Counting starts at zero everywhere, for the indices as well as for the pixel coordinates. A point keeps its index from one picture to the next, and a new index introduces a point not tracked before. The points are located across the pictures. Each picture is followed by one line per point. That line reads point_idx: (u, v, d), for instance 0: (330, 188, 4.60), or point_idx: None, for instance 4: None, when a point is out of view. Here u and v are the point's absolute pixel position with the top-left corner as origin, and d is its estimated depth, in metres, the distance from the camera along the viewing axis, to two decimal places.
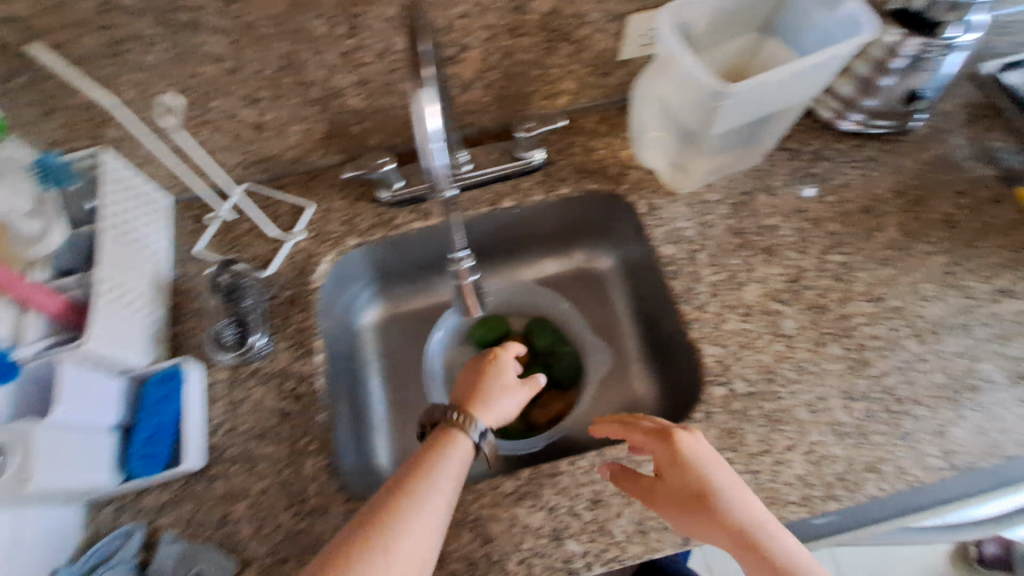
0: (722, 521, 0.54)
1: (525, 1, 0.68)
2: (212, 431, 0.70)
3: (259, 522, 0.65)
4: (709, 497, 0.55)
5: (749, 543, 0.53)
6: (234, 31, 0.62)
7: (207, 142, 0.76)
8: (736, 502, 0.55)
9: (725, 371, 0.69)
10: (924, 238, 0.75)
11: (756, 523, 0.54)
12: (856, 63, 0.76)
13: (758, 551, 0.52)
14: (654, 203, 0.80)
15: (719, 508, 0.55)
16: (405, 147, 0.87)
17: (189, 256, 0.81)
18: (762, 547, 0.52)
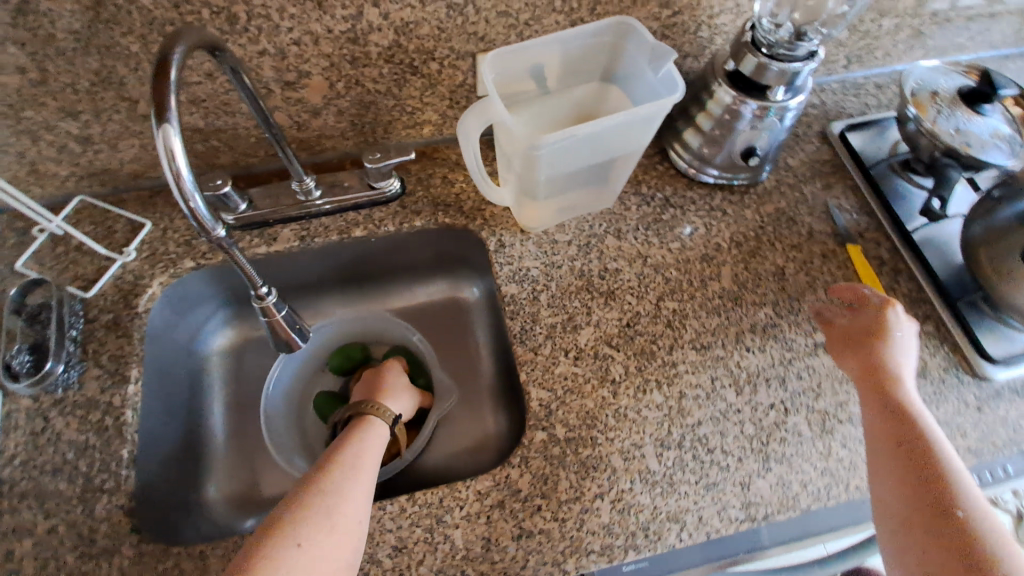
0: (867, 363, 0.65)
1: (362, 33, 0.68)
2: (4, 462, 0.65)
3: (39, 565, 0.60)
4: (879, 343, 0.66)
5: (874, 384, 0.63)
6: (32, 43, 0.60)
7: (28, 153, 0.72)
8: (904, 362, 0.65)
9: (547, 415, 0.68)
10: (754, 289, 0.78)
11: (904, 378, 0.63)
12: (701, 119, 0.79)
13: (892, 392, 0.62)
14: (505, 240, 0.80)
15: (875, 352, 0.65)
16: (260, 168, 0.85)
17: (7, 270, 0.76)
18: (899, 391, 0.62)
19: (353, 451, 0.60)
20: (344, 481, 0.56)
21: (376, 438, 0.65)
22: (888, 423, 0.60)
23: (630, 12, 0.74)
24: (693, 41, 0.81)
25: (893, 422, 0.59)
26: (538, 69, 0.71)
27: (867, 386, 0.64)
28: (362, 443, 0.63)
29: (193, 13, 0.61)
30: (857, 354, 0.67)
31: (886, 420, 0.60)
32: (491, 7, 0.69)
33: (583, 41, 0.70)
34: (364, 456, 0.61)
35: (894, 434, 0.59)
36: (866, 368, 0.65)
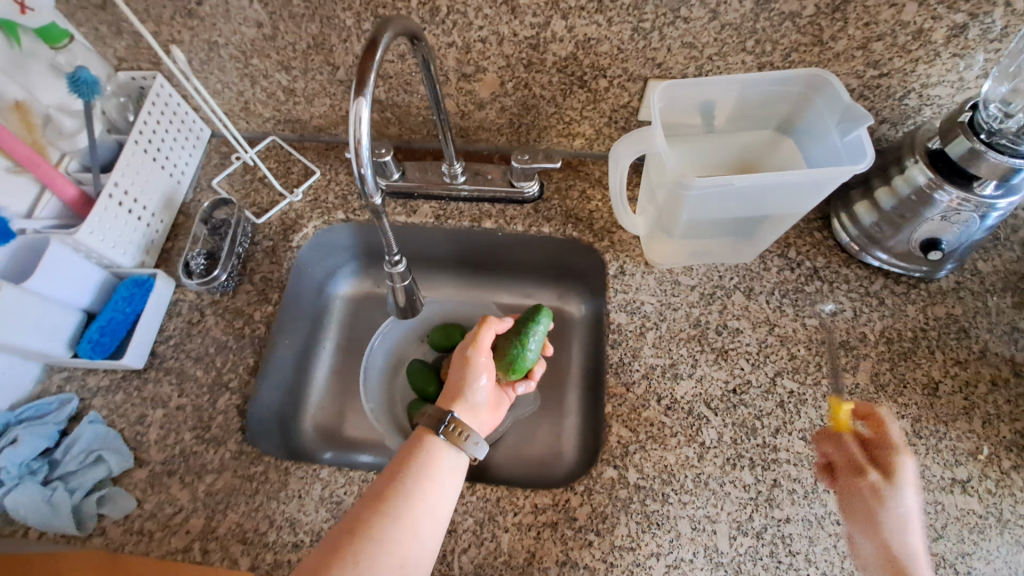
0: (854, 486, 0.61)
1: (543, 40, 0.70)
2: (163, 339, 0.78)
3: (165, 432, 0.71)
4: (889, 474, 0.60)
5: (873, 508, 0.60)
6: (273, 4, 0.71)
7: (245, 93, 0.85)
8: (897, 494, 0.58)
9: (624, 455, 0.66)
10: (893, 396, 0.69)
11: (901, 512, 0.58)
12: (881, 194, 0.71)
13: (873, 529, 0.58)
14: (626, 267, 0.78)
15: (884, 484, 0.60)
16: (420, 145, 0.91)
17: (205, 185, 0.90)
18: (878, 526, 0.58)
19: (407, 495, 0.57)
20: (392, 536, 0.55)
21: (433, 470, 0.60)
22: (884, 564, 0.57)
23: (828, 65, 0.68)
24: (897, 107, 0.72)
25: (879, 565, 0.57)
26: (712, 103, 0.68)
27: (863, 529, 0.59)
28: (420, 479, 0.58)
29: (403, 2, 0.68)
30: (844, 489, 0.62)
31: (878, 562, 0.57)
32: (677, 36, 0.67)
33: (768, 86, 0.66)
34: (418, 499, 0.57)
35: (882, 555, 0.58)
36: (854, 513, 0.60)
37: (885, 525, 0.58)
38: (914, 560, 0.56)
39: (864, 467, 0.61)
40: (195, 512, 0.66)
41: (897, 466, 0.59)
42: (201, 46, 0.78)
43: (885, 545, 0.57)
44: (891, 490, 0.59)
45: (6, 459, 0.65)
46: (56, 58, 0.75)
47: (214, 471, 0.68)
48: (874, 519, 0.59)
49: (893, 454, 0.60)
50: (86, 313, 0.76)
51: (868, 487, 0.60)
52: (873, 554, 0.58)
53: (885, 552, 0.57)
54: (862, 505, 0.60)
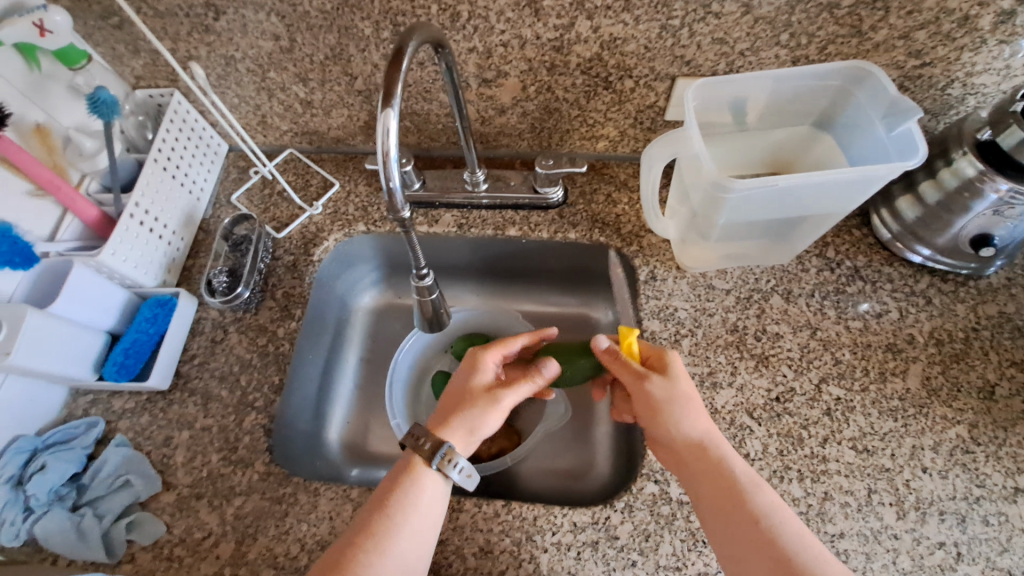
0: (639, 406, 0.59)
1: (566, 42, 0.68)
2: (187, 359, 0.76)
3: (192, 454, 0.70)
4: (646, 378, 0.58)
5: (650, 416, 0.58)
6: (289, 16, 0.70)
7: (263, 106, 0.84)
8: (670, 386, 0.58)
9: (665, 470, 0.63)
10: (947, 401, 0.65)
11: (681, 401, 0.57)
12: (925, 187, 0.67)
13: (675, 427, 0.56)
14: (658, 272, 0.76)
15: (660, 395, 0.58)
16: (439, 152, 0.90)
17: (224, 201, 0.89)
18: (677, 422, 0.57)
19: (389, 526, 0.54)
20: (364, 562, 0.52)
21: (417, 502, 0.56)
22: (691, 462, 0.55)
23: (867, 57, 0.66)
24: (938, 98, 0.69)
25: (692, 462, 0.55)
26: (746, 100, 0.65)
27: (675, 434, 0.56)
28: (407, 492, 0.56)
29: (423, 9, 0.66)
30: (638, 403, 0.59)
31: (692, 459, 0.55)
32: (708, 32, 0.65)
33: (807, 80, 0.63)
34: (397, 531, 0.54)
35: (699, 454, 0.55)
36: (654, 421, 0.58)
37: (678, 417, 0.56)
38: (718, 447, 0.55)
39: (642, 372, 0.59)
40: (225, 536, 0.64)
41: (669, 363, 0.60)
42: (217, 62, 0.78)
43: (687, 437, 0.56)
44: (669, 386, 0.58)
45: (35, 487, 0.64)
46: (75, 80, 0.74)
47: (243, 493, 0.67)
48: (670, 418, 0.57)
49: (664, 354, 0.61)
50: (110, 335, 0.75)
51: (650, 391, 0.58)
52: (683, 454, 0.56)
53: (688, 443, 0.56)
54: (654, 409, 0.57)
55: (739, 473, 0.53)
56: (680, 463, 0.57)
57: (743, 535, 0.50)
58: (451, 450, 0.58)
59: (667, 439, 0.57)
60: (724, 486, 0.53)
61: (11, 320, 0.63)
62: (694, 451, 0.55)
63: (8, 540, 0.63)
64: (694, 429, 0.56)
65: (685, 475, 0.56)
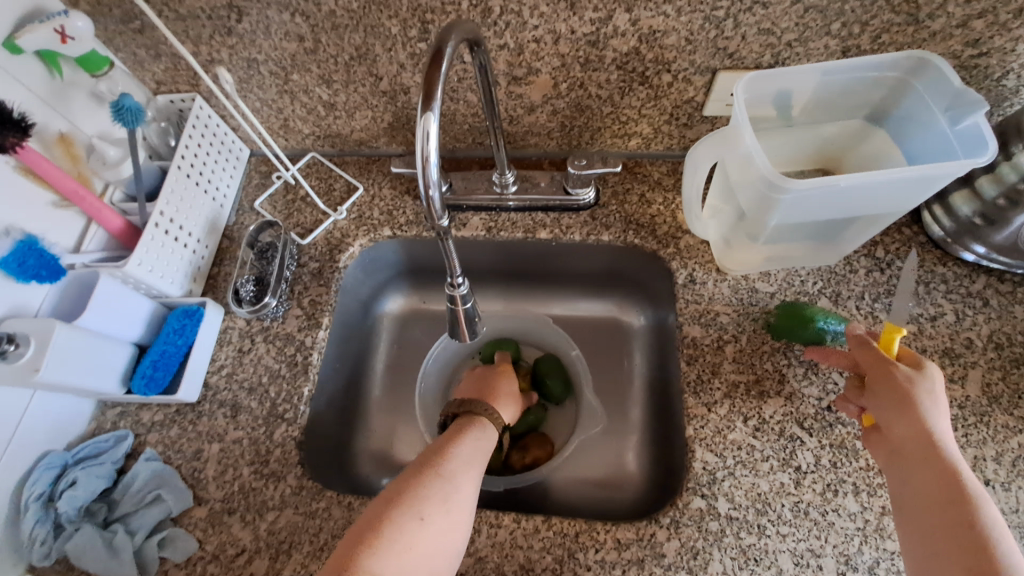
0: (871, 387, 0.53)
1: (603, 36, 0.65)
2: (214, 370, 0.75)
3: (223, 468, 0.68)
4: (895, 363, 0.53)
5: (885, 399, 0.52)
6: (314, 16, 0.68)
7: (285, 110, 0.82)
8: (920, 377, 0.52)
9: (712, 483, 0.61)
10: (1009, 408, 0.62)
11: (930, 397, 0.51)
12: (983, 181, 0.63)
13: (911, 415, 0.50)
14: (697, 275, 0.73)
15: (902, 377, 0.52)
16: (465, 153, 0.87)
17: (247, 207, 0.87)
18: (914, 409, 0.51)
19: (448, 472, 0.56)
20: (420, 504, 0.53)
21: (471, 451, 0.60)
22: (915, 454, 0.50)
23: (922, 47, 0.62)
24: (994, 89, 0.65)
25: (917, 453, 0.49)
26: (793, 94, 0.62)
27: (908, 422, 0.50)
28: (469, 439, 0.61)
29: (453, 5, 0.64)
30: (873, 384, 0.53)
31: (918, 450, 0.49)
32: (754, 23, 0.61)
33: (860, 73, 0.60)
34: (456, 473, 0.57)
35: (928, 449, 0.49)
36: (891, 404, 0.52)
37: (920, 407, 0.50)
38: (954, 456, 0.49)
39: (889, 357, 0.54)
40: (259, 553, 0.63)
41: (924, 361, 0.53)
42: (239, 65, 0.76)
43: (918, 429, 0.50)
44: (916, 377, 0.52)
45: (65, 504, 0.64)
46: (98, 86, 0.73)
47: (275, 508, 0.65)
48: (909, 404, 0.51)
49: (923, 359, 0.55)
50: (137, 346, 0.74)
51: (898, 373, 0.52)
52: (908, 446, 0.50)
53: (919, 435, 0.50)
54: (895, 391, 0.52)
55: (972, 484, 0.47)
56: (895, 454, 0.51)
57: (957, 542, 0.44)
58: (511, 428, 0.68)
59: (894, 426, 0.51)
60: (951, 488, 0.47)
61: (38, 335, 0.61)
62: (924, 443, 0.49)
63: (40, 558, 0.63)
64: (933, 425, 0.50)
65: (899, 468, 0.50)
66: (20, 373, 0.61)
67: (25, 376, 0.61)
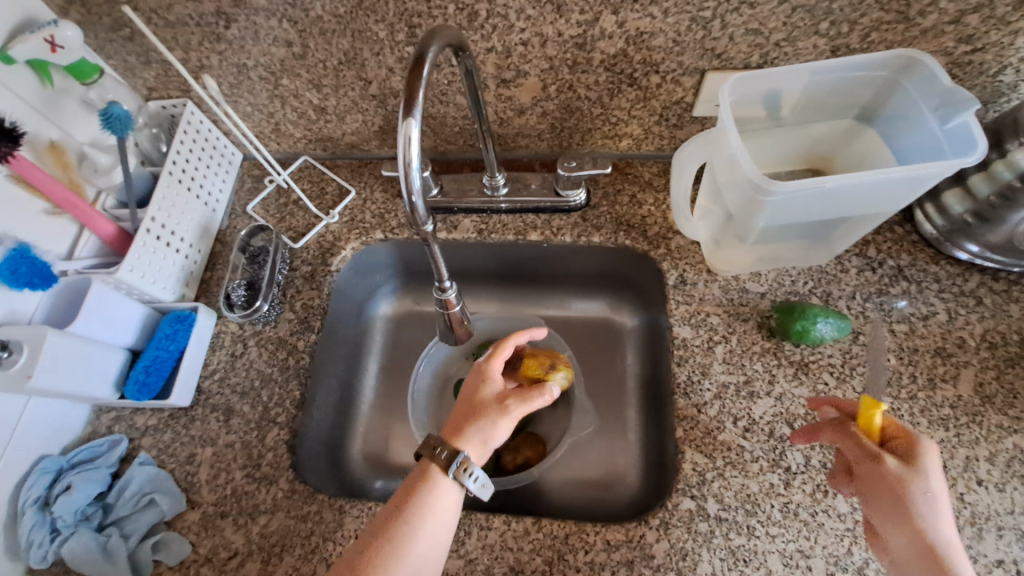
0: (866, 487, 0.50)
1: (590, 38, 0.65)
2: (207, 374, 0.75)
3: (215, 471, 0.69)
4: (885, 460, 0.49)
5: (881, 505, 0.49)
6: (302, 22, 0.68)
7: (276, 114, 0.82)
8: (915, 476, 0.48)
9: (701, 484, 0.61)
10: (1003, 408, 0.61)
11: (926, 500, 0.47)
12: (976, 180, 0.63)
13: (906, 524, 0.47)
14: (687, 276, 0.72)
15: (894, 479, 0.48)
16: (456, 156, 0.87)
17: (240, 211, 0.87)
18: (910, 517, 0.47)
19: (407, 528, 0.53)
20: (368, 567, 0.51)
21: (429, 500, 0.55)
22: (919, 569, 0.46)
23: (913, 44, 0.61)
24: (989, 85, 0.64)
25: (919, 568, 0.46)
26: (781, 94, 0.62)
27: (904, 533, 0.47)
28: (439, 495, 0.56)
29: (440, 9, 0.63)
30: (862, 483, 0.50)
31: (918, 565, 0.46)
32: (741, 23, 0.61)
33: (848, 72, 0.59)
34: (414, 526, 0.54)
35: (929, 564, 0.46)
36: (886, 510, 0.48)
37: (914, 515, 0.47)
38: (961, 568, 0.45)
39: (875, 450, 0.50)
40: (251, 556, 0.63)
41: (921, 449, 0.49)
42: (229, 70, 0.76)
43: (917, 541, 0.46)
44: (910, 476, 0.48)
45: (60, 509, 0.64)
46: (88, 94, 0.73)
47: (267, 511, 0.66)
48: (904, 512, 0.47)
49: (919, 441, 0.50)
50: (130, 351, 0.74)
51: (887, 474, 0.48)
52: (910, 561, 0.47)
53: (919, 548, 0.46)
54: (888, 496, 0.48)
55: None
56: (899, 565, 0.48)
57: None
58: (467, 459, 0.56)
59: (892, 534, 0.48)
60: None
61: (31, 341, 0.62)
62: (925, 557, 0.46)
63: (37, 561, 0.64)
64: (933, 534, 0.46)
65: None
66: (14, 380, 0.61)
67: (19, 383, 0.62)
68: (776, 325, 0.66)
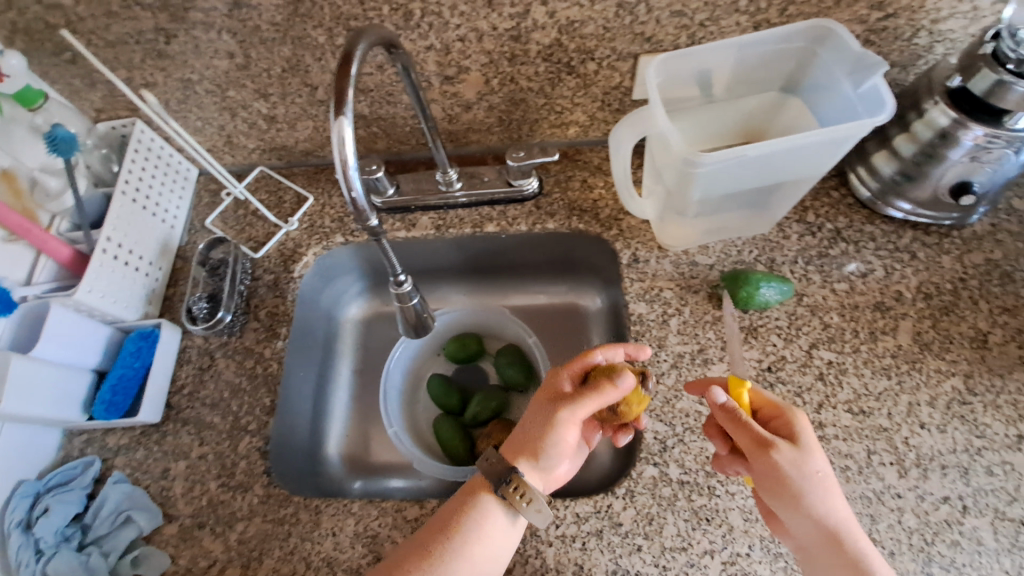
0: (762, 481, 0.52)
1: (524, 30, 0.67)
2: (176, 390, 0.76)
3: (190, 483, 0.69)
4: (778, 451, 0.51)
5: (782, 499, 0.51)
6: (241, 32, 0.69)
7: (226, 126, 0.83)
8: (803, 460, 0.51)
9: (663, 451, 0.63)
10: (940, 353, 0.65)
11: (816, 480, 0.50)
12: (899, 141, 0.66)
13: (808, 510, 0.50)
14: (640, 254, 0.75)
15: (789, 472, 0.50)
16: (411, 155, 0.88)
17: (199, 226, 0.88)
18: (809, 502, 0.50)
19: (453, 542, 0.55)
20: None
21: (479, 520, 0.56)
22: (822, 547, 0.51)
23: (829, 15, 0.64)
24: (906, 49, 0.68)
25: (824, 543, 0.50)
26: (710, 72, 0.65)
27: (807, 518, 0.50)
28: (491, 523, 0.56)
29: (374, 11, 0.65)
30: (758, 476, 0.52)
31: (821, 540, 0.51)
32: (665, 6, 0.63)
33: (769, 46, 0.62)
34: (459, 546, 0.54)
35: (831, 539, 0.50)
36: (786, 502, 0.51)
37: (811, 499, 0.50)
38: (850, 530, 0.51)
39: (767, 441, 0.51)
40: (231, 562, 0.64)
41: (797, 430, 0.53)
42: (174, 86, 0.77)
43: (819, 522, 0.50)
44: (800, 460, 0.51)
45: (40, 530, 0.64)
46: (35, 120, 0.73)
47: (244, 518, 0.66)
48: (803, 499, 0.50)
49: (790, 420, 0.54)
50: (95, 373, 0.74)
51: (781, 466, 0.50)
52: (813, 540, 0.51)
53: (822, 527, 0.50)
54: (787, 489, 0.50)
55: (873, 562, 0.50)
56: (803, 544, 0.52)
57: None
58: (517, 479, 0.56)
59: (794, 521, 0.51)
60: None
61: None
62: (826, 533, 0.50)
63: None
64: (829, 512, 0.50)
65: (809, 559, 0.52)
66: None
67: None
68: (725, 293, 0.69)
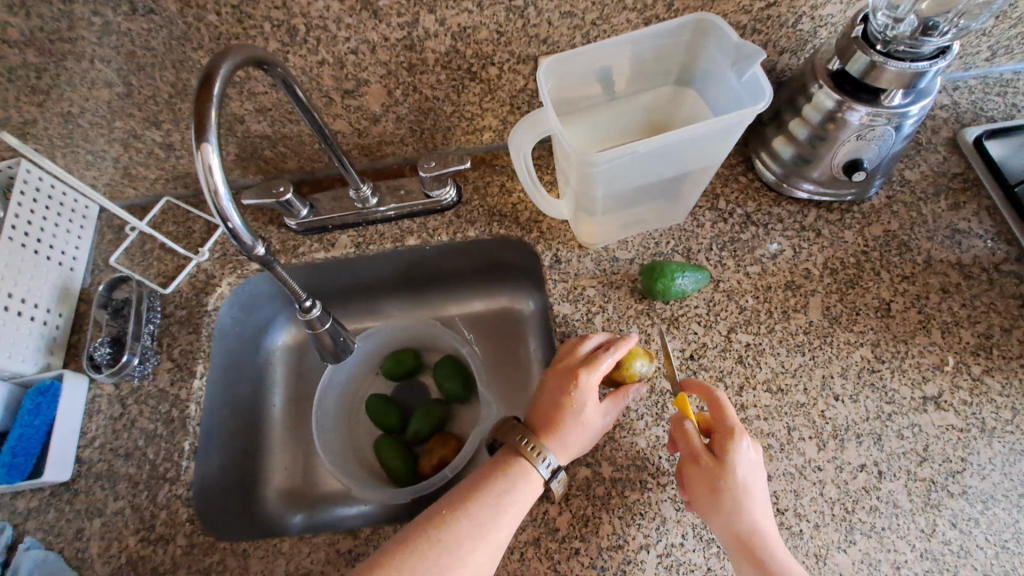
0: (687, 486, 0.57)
1: (418, 40, 0.66)
2: (87, 443, 0.71)
3: (107, 542, 0.65)
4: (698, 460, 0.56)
5: (700, 502, 0.56)
6: (118, 61, 0.65)
7: (121, 159, 0.78)
8: (720, 474, 0.54)
9: (594, 450, 0.63)
10: (849, 325, 0.67)
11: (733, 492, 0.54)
12: (794, 125, 0.68)
13: (717, 517, 0.54)
14: (561, 255, 0.75)
15: (703, 479, 0.55)
16: (325, 173, 0.86)
17: (103, 266, 0.82)
18: (719, 509, 0.54)
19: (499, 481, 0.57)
20: (462, 546, 0.52)
21: (528, 500, 0.57)
22: (737, 551, 0.54)
23: (714, 7, 0.66)
24: (793, 35, 0.70)
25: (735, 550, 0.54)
26: (606, 70, 0.65)
27: (717, 524, 0.55)
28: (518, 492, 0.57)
29: (256, 29, 0.62)
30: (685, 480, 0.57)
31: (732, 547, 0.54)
32: (554, 8, 0.63)
33: (659, 41, 0.63)
34: (498, 503, 0.56)
35: (741, 547, 0.53)
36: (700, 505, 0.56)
37: (721, 507, 0.54)
38: (765, 537, 0.54)
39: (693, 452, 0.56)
40: None
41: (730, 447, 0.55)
42: (53, 121, 0.72)
43: (728, 528, 0.54)
44: (716, 473, 0.55)
45: None
46: None
47: (167, 572, 0.63)
48: (711, 505, 0.54)
49: (730, 435, 0.56)
50: None
51: (698, 474, 0.55)
52: (728, 544, 0.55)
53: (732, 534, 0.54)
54: (699, 493, 0.55)
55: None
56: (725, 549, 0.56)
57: None
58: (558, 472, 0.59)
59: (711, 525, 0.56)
60: None
61: None
62: (736, 540, 0.54)
63: None
64: (740, 522, 0.54)
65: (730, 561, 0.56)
66: None
67: None
68: (644, 288, 0.69)
